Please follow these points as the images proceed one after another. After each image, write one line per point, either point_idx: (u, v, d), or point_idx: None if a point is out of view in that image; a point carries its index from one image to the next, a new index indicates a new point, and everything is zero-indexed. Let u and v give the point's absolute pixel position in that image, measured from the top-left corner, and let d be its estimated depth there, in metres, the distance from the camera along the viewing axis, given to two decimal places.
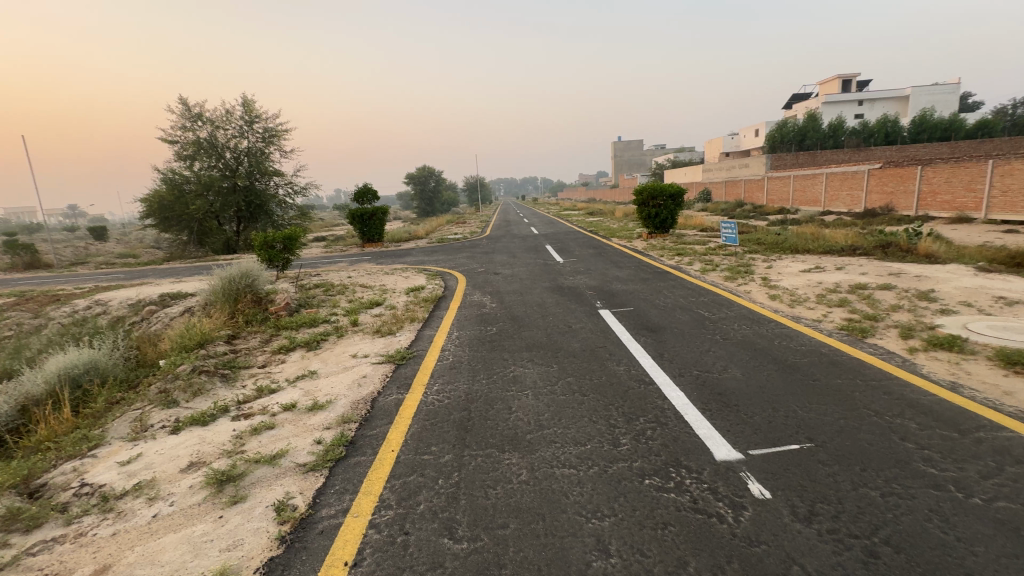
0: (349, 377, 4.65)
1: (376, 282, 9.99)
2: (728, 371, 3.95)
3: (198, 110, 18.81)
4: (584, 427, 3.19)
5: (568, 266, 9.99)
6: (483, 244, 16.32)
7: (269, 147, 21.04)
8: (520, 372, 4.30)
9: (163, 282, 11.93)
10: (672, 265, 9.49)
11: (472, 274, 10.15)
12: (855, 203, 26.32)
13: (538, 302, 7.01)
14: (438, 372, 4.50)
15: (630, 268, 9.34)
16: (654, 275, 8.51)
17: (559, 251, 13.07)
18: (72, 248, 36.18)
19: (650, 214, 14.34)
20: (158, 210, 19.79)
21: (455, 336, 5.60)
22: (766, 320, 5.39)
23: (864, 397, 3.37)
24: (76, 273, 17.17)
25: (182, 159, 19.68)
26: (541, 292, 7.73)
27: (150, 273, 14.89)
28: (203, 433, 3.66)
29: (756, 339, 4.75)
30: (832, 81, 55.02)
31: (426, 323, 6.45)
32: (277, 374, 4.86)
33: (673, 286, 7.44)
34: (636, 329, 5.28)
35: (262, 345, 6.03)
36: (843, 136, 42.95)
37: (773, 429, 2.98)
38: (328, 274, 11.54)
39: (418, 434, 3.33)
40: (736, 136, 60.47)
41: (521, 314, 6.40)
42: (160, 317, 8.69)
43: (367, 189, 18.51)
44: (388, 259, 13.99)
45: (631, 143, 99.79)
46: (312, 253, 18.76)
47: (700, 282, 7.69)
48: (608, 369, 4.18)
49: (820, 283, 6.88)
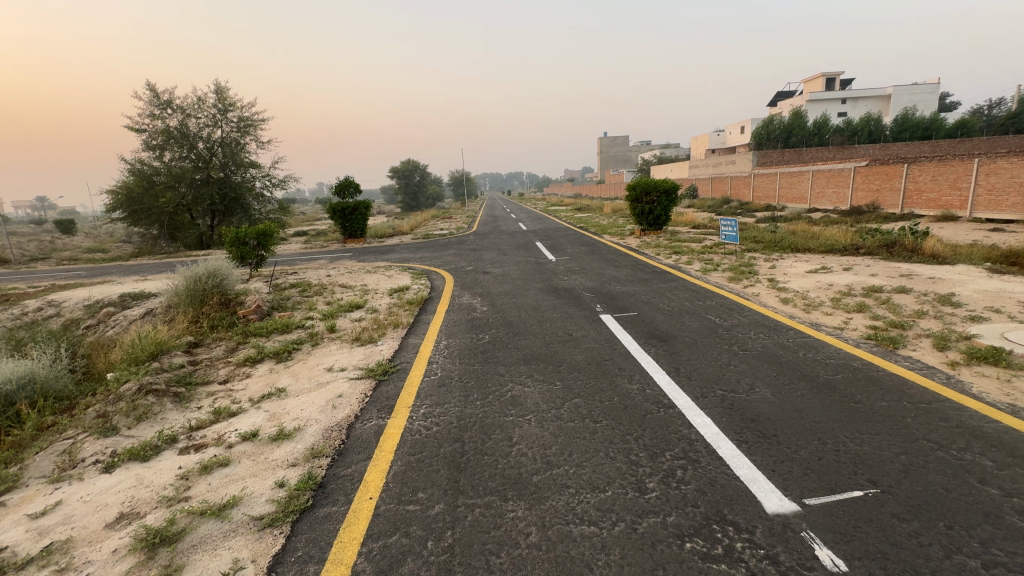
0: (322, 396, 4.05)
1: (357, 281, 9.35)
2: (756, 391, 3.48)
3: (167, 96, 17.73)
4: (600, 466, 2.67)
5: (562, 265, 9.49)
6: (471, 240, 15.74)
7: (244, 137, 20.05)
8: (519, 391, 3.77)
9: (125, 280, 11.06)
10: (671, 264, 9.02)
11: (459, 273, 9.57)
12: (841, 201, 26.36)
13: (532, 306, 6.48)
14: (425, 390, 3.94)
15: (627, 267, 8.87)
16: (654, 275, 8.03)
17: (551, 248, 12.57)
18: (35, 242, 34.43)
19: (643, 210, 13.90)
20: (125, 202, 18.70)
21: (443, 346, 5.04)
22: (784, 328, 4.94)
23: (918, 425, 2.93)
24: (35, 269, 16.07)
25: (151, 149, 18.58)
26: (535, 294, 7.19)
27: (113, 270, 13.95)
28: (141, 472, 3.05)
29: (778, 350, 4.29)
30: (816, 78, 55.41)
31: (411, 329, 5.86)
32: (239, 393, 4.24)
33: (677, 288, 6.98)
34: (644, 338, 4.78)
35: (226, 355, 5.38)
36: (827, 134, 43.28)
37: (827, 470, 2.51)
38: (306, 272, 10.83)
39: (402, 474, 2.78)
40: (721, 133, 60.59)
41: (515, 319, 5.86)
42: (118, 321, 7.93)
43: (348, 182, 17.69)
44: (371, 256, 13.30)
45: (618, 138, 99.72)
46: (291, 248, 17.93)
47: (703, 284, 7.24)
48: (620, 388, 3.67)
49: (831, 285, 6.50)
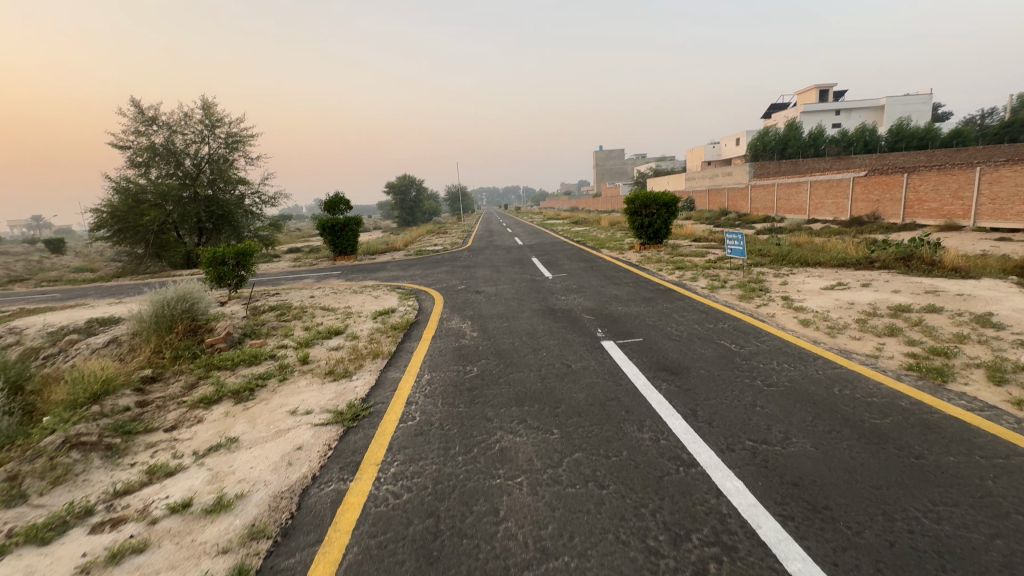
0: (279, 449, 3.45)
1: (341, 303, 8.76)
2: (793, 442, 2.90)
3: (152, 113, 17.31)
4: (610, 559, 2.08)
5: (559, 283, 8.94)
6: (464, 256, 15.23)
7: (232, 154, 19.62)
8: (509, 443, 3.17)
9: (97, 304, 10.44)
10: (674, 281, 8.47)
11: (450, 293, 9.01)
12: (841, 211, 26.05)
13: (526, 331, 5.90)
14: (399, 441, 3.35)
15: (628, 285, 8.34)
16: (657, 294, 7.47)
17: (547, 264, 12.06)
18: (22, 261, 33.88)
19: (643, 223, 13.38)
20: (109, 221, 18.15)
21: (425, 382, 4.46)
22: (810, 356, 4.38)
23: (1003, 491, 2.35)
24: (11, 292, 15.43)
25: (136, 167, 18.11)
26: (530, 317, 6.61)
27: (91, 292, 13.35)
28: (34, 561, 2.43)
29: (809, 386, 3.71)
30: (809, 90, 55.68)
31: (392, 360, 5.28)
32: (183, 444, 3.63)
33: (683, 308, 6.42)
34: (652, 371, 4.20)
35: (182, 394, 4.78)
36: (822, 145, 43.28)
37: (908, 569, 1.91)
38: (289, 293, 10.25)
39: (357, 567, 2.18)
40: (716, 145, 60.64)
41: (507, 347, 5.29)
42: (79, 351, 7.31)
43: (339, 199, 17.45)
44: (360, 275, 12.73)
45: (614, 152, 100.32)
46: (280, 267, 17.37)
47: (712, 303, 6.70)
48: (628, 438, 3.09)
49: (852, 304, 5.96)
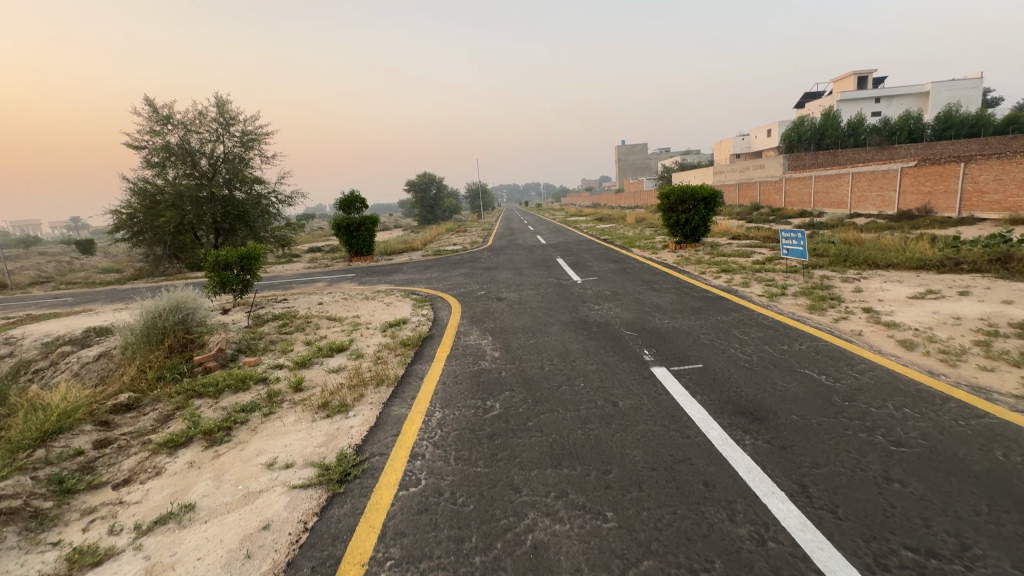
0: (241, 525, 2.62)
1: (349, 312, 8.00)
2: (981, 558, 1.90)
3: (166, 111, 16.92)
4: None
5: (590, 289, 7.99)
6: (485, 257, 14.37)
7: (248, 152, 19.18)
8: (546, 535, 2.27)
9: (101, 310, 9.95)
10: (723, 288, 7.42)
11: (469, 300, 8.16)
12: (887, 205, 24.32)
13: (557, 351, 4.97)
14: (396, 524, 2.47)
15: (670, 291, 7.33)
16: (707, 303, 6.44)
17: (575, 265, 11.09)
18: (54, 261, 34.65)
19: (679, 220, 12.22)
20: (127, 223, 17.88)
21: (436, 424, 3.57)
22: (934, 396, 3.33)
23: None
24: (28, 295, 15.27)
25: (152, 167, 17.79)
26: (560, 332, 5.68)
27: (103, 296, 13.00)
28: None
29: (957, 448, 2.68)
30: (847, 78, 52.82)
31: (398, 388, 4.42)
32: (127, 513, 2.84)
33: (743, 322, 5.38)
34: (726, 416, 3.23)
35: (152, 431, 4.03)
36: (862, 135, 40.87)
37: None
38: (297, 299, 9.56)
39: None
40: (745, 137, 58.19)
41: (536, 374, 4.38)
42: (67, 368, 6.75)
43: (355, 197, 16.81)
44: (374, 278, 11.98)
45: (637, 147, 98.26)
46: (295, 268, 16.83)
47: (777, 316, 5.63)
48: (718, 535, 2.15)
49: (959, 320, 4.84)
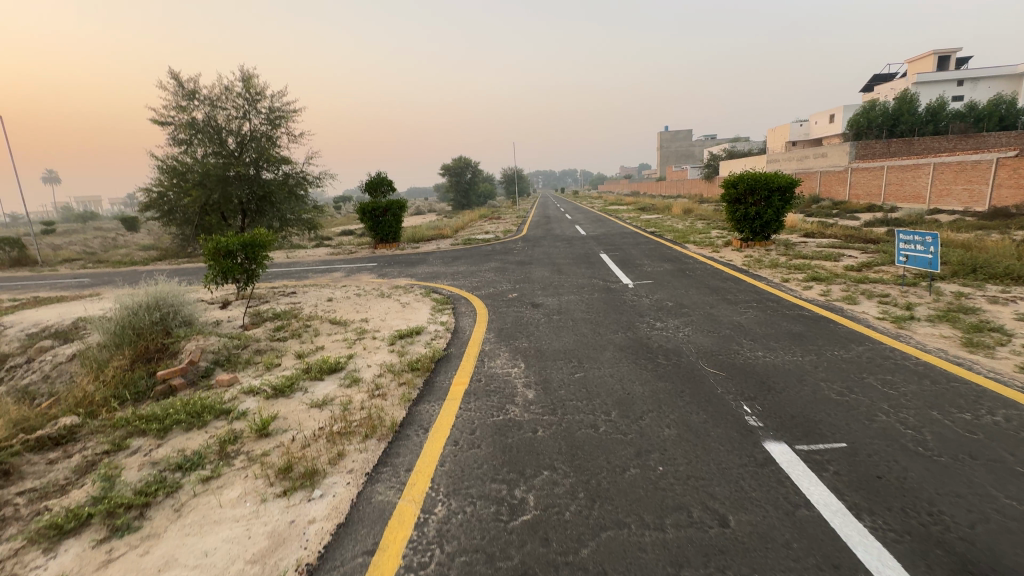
0: None
1: (359, 313, 6.86)
2: None
3: (191, 86, 16.21)
4: None
5: (648, 297, 6.53)
6: (518, 249, 13.03)
7: (275, 130, 18.37)
8: None
9: (103, 296, 9.20)
10: (823, 304, 5.77)
11: (498, 304, 6.85)
12: (976, 200, 21.21)
13: (614, 396, 3.57)
14: None
15: (753, 307, 5.77)
16: (810, 328, 4.87)
17: (622, 263, 9.58)
18: (101, 237, 35.53)
19: (747, 214, 10.44)
20: (156, 202, 17.38)
21: (434, 534, 2.28)
22: None
23: None
24: (53, 274, 14.98)
25: (178, 144, 17.23)
26: (615, 362, 4.28)
27: (119, 277, 12.44)
28: None
29: None
30: (926, 57, 47.63)
31: (391, 447, 3.14)
32: None
33: (878, 367, 3.81)
34: None
35: (53, 494, 2.93)
36: (942, 121, 36.77)
37: None
38: (307, 293, 8.51)
39: None
40: (804, 123, 53.83)
41: (587, 439, 3.01)
42: (36, 369, 5.88)
43: (382, 180, 15.79)
44: (396, 269, 10.82)
45: (681, 134, 94.04)
46: (319, 253, 15.98)
47: (925, 355, 4.02)
48: None
49: None
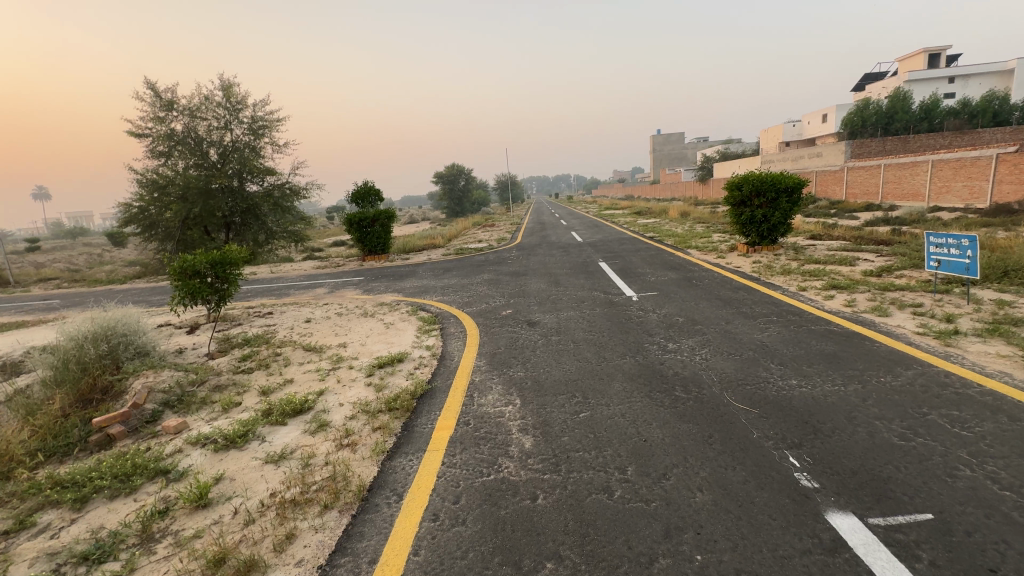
0: None
1: (338, 336, 6.24)
2: None
3: (169, 96, 15.61)
4: None
5: (655, 312, 5.93)
6: (513, 259, 12.43)
7: (258, 140, 17.77)
8: None
9: (64, 321, 8.51)
10: (852, 317, 5.17)
11: (490, 323, 6.23)
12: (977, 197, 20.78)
13: (628, 445, 2.95)
14: None
15: (774, 322, 5.16)
16: (845, 348, 4.26)
17: (623, 272, 8.99)
18: (86, 254, 34.63)
19: (753, 217, 9.90)
20: (134, 217, 16.67)
21: None
22: None
23: None
24: (24, 295, 14.22)
25: (156, 157, 16.59)
26: (625, 396, 3.66)
27: (90, 298, 11.72)
28: None
29: None
30: (916, 56, 47.69)
31: (354, 525, 2.49)
32: None
33: (941, 400, 3.20)
34: None
35: None
36: (935, 118, 36.63)
37: None
38: (285, 313, 7.87)
39: None
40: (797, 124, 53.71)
41: (600, 511, 2.38)
42: None
43: (369, 189, 15.17)
44: (383, 284, 10.18)
45: (674, 137, 94.14)
46: (306, 267, 15.31)
47: (990, 382, 3.41)
48: None
49: None
